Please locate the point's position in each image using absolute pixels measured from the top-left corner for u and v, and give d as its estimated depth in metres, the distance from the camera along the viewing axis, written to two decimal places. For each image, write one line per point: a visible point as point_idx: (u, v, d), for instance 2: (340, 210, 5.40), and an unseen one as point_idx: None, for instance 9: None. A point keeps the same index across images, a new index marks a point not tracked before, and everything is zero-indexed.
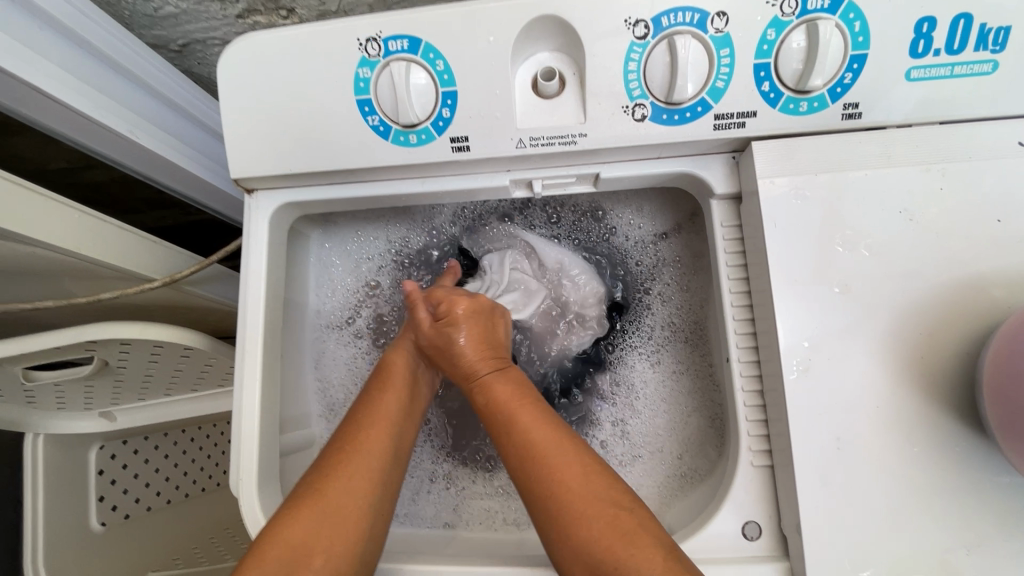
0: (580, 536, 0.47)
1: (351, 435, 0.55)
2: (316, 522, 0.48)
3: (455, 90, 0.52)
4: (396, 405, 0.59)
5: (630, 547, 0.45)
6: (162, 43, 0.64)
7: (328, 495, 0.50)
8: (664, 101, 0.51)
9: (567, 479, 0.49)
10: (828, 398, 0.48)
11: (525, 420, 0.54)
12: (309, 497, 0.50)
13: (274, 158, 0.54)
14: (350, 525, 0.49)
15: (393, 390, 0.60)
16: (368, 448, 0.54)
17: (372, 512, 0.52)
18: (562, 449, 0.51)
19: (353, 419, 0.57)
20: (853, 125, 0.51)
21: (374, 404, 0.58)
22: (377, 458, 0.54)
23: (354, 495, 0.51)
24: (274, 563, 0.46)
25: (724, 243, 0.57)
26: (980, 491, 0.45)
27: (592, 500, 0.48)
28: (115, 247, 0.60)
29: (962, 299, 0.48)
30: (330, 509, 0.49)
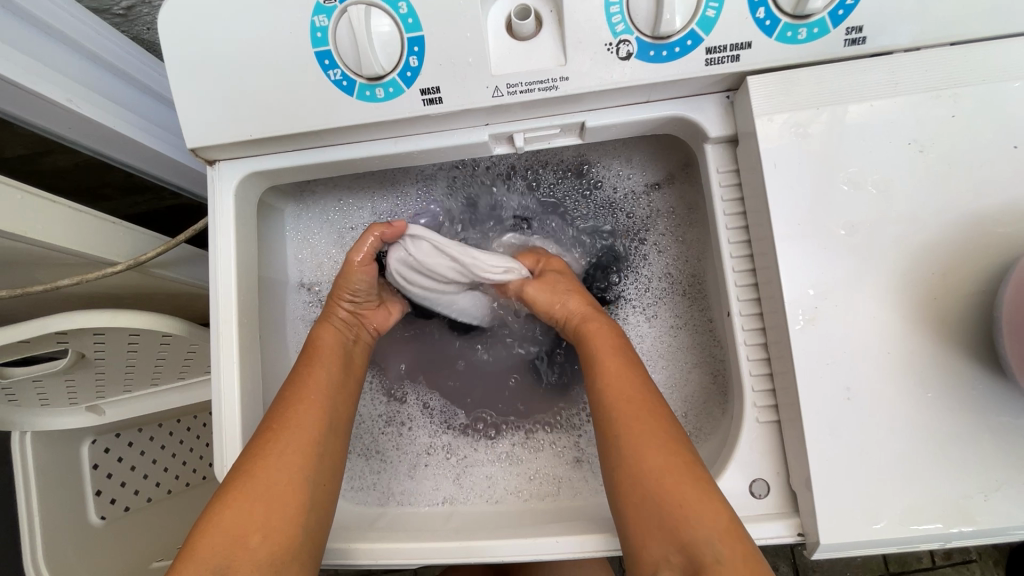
0: (649, 476, 0.48)
1: (285, 412, 0.53)
2: (249, 504, 0.48)
3: (422, 35, 0.47)
4: (328, 382, 0.57)
5: (696, 496, 0.46)
6: (104, 7, 0.59)
7: (261, 477, 0.49)
8: (650, 36, 0.47)
9: (640, 421, 0.51)
10: (837, 348, 0.45)
11: (613, 360, 0.56)
12: (239, 484, 0.49)
13: (233, 123, 0.50)
14: (286, 504, 0.49)
15: (322, 365, 0.58)
16: (298, 425, 0.53)
17: (311, 486, 0.51)
18: (640, 396, 0.53)
19: (281, 396, 0.55)
20: (857, 52, 0.47)
21: (307, 380, 0.56)
22: (309, 434, 0.53)
23: (290, 474, 0.50)
24: (211, 553, 0.46)
25: (721, 190, 0.53)
26: (997, 433, 0.43)
27: (662, 447, 0.49)
28: (73, 229, 0.55)
29: (978, 232, 0.45)
30: (266, 491, 0.49)
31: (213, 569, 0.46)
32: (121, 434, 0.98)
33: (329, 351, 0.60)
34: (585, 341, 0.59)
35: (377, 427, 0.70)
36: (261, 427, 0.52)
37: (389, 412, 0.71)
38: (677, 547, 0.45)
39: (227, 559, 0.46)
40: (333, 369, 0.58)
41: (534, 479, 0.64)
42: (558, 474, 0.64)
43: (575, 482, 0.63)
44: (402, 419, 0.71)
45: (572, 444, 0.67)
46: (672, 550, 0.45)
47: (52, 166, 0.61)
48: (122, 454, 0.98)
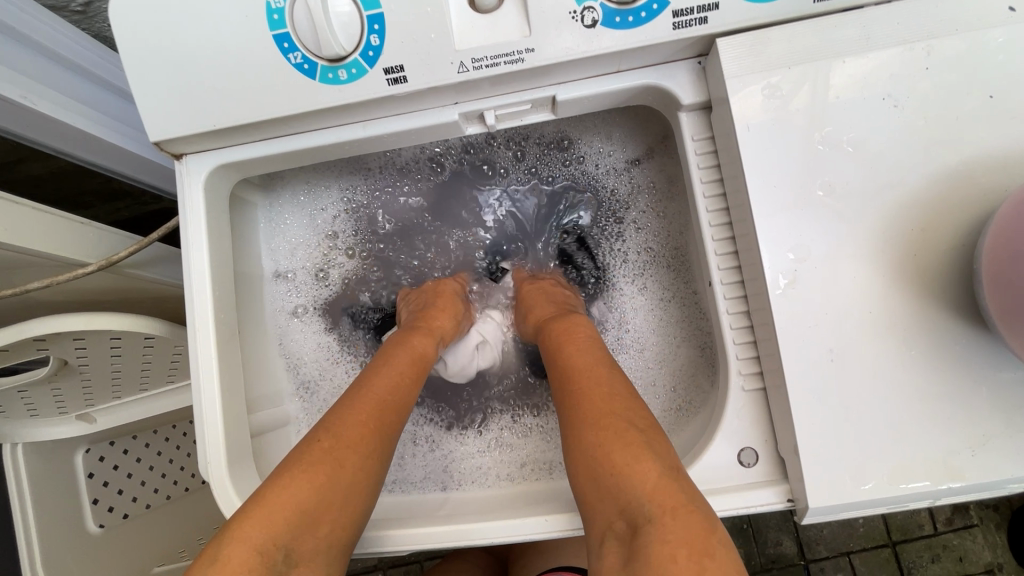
0: (590, 442, 0.45)
1: (372, 406, 0.51)
2: (331, 490, 0.45)
3: (382, 12, 0.46)
4: (409, 384, 0.56)
5: (627, 457, 0.43)
6: (62, 4, 0.55)
7: (348, 462, 0.46)
8: (615, 2, 0.46)
9: (591, 394, 0.50)
10: (817, 310, 0.44)
11: (573, 350, 0.56)
12: (322, 462, 0.45)
13: (196, 115, 0.49)
14: (357, 498, 0.46)
15: (412, 367, 0.58)
16: (387, 423, 0.51)
17: (377, 490, 0.49)
18: (595, 372, 0.52)
19: (363, 386, 0.53)
20: (826, 7, 0.46)
21: (398, 380, 0.55)
22: (387, 435, 0.51)
23: (368, 469, 0.48)
24: (285, 527, 0.41)
25: (697, 158, 0.52)
26: (982, 388, 0.43)
27: (603, 414, 0.47)
28: (42, 230, 0.55)
29: (957, 186, 0.44)
30: (347, 478, 0.46)
31: (279, 545, 0.41)
32: (115, 442, 0.96)
33: (421, 354, 0.60)
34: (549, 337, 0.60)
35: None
36: (348, 411, 0.50)
37: None
38: (618, 516, 0.41)
39: (294, 538, 0.42)
40: (418, 376, 0.58)
41: (527, 463, 0.64)
42: (549, 454, 0.64)
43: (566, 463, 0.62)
44: None
45: (560, 426, 0.68)
46: (614, 517, 0.41)
47: (27, 173, 0.60)
48: (117, 462, 0.96)
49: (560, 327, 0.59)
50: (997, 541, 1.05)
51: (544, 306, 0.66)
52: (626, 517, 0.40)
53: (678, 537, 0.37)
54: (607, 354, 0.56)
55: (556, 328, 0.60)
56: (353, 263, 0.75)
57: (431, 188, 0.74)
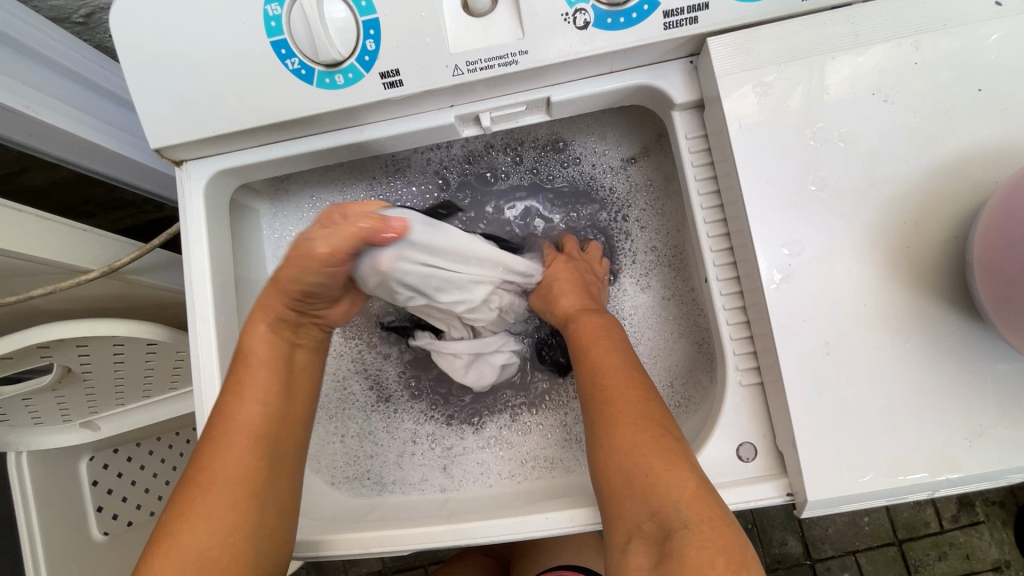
0: (623, 444, 0.47)
1: (219, 454, 0.49)
2: (190, 559, 0.45)
3: (377, 17, 0.47)
4: (264, 408, 0.51)
5: (667, 466, 0.45)
6: (63, 16, 0.57)
7: (188, 544, 0.45)
8: (606, 4, 0.46)
9: (623, 395, 0.51)
10: (812, 304, 0.45)
11: (600, 348, 0.55)
12: (160, 555, 0.45)
13: (196, 122, 0.50)
14: (219, 563, 0.45)
15: (251, 389, 0.51)
16: (224, 473, 0.48)
17: (252, 534, 0.48)
18: (627, 372, 0.53)
19: (208, 433, 0.50)
20: (814, 6, 0.47)
21: (234, 416, 0.50)
22: (238, 478, 0.48)
23: (218, 532, 0.46)
24: None
25: (691, 156, 0.53)
26: (977, 378, 0.43)
27: (638, 418, 0.49)
28: (46, 238, 0.55)
29: (948, 178, 0.44)
30: (193, 556, 0.45)
31: None
32: (119, 450, 0.97)
33: (262, 368, 0.52)
34: (574, 332, 0.58)
35: (365, 410, 0.69)
36: (194, 470, 0.49)
37: (377, 392, 0.70)
38: (648, 517, 0.44)
39: None
40: (265, 395, 0.52)
41: (526, 461, 0.64)
42: (548, 455, 0.64)
43: (568, 460, 0.63)
44: (390, 401, 0.70)
45: (559, 426, 0.66)
46: (644, 518, 0.44)
47: (33, 183, 0.61)
48: (121, 469, 0.96)
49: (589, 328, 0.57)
50: (1004, 539, 1.04)
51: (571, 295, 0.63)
52: (657, 520, 0.43)
53: (713, 545, 0.41)
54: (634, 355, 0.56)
55: (583, 327, 0.58)
56: None
57: (439, 193, 0.73)
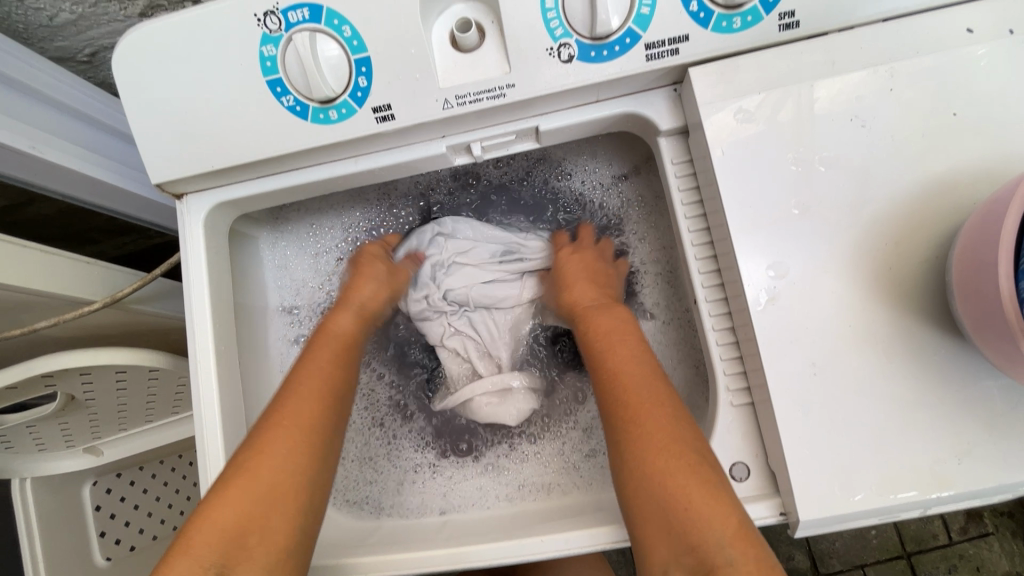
0: (654, 470, 0.46)
1: (291, 406, 0.53)
2: (251, 500, 0.46)
3: (368, 55, 0.48)
4: (335, 373, 0.58)
5: (705, 501, 0.43)
6: (68, 56, 0.62)
7: (260, 470, 0.48)
8: (589, 38, 0.48)
9: (650, 414, 0.49)
10: (799, 325, 0.45)
11: (620, 351, 0.56)
12: (235, 479, 0.47)
13: (195, 157, 0.52)
14: (287, 498, 0.48)
15: (324, 357, 0.59)
16: (302, 421, 0.52)
17: (309, 480, 0.50)
18: (653, 385, 0.52)
19: (286, 388, 0.55)
20: (792, 36, 0.48)
21: (311, 373, 0.56)
22: (310, 429, 0.52)
23: (286, 467, 0.49)
24: (209, 549, 0.44)
25: (677, 180, 0.54)
26: (963, 396, 0.43)
27: (670, 442, 0.47)
28: (49, 271, 0.57)
29: (927, 200, 0.45)
30: (263, 485, 0.47)
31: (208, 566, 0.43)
32: (122, 473, 0.97)
33: (332, 343, 0.61)
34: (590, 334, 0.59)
35: (365, 434, 0.70)
36: (268, 417, 0.52)
37: (374, 421, 0.71)
38: (687, 551, 0.43)
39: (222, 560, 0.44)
40: (335, 363, 0.59)
41: (524, 485, 0.64)
42: (547, 481, 0.64)
43: (565, 484, 0.63)
44: (385, 426, 0.71)
45: (558, 453, 0.67)
46: (681, 552, 0.43)
47: (39, 215, 0.63)
48: (124, 494, 0.97)
49: (599, 326, 0.59)
50: (1014, 550, 1.03)
51: (580, 286, 0.64)
52: (696, 554, 0.42)
53: None
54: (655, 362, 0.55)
55: (595, 327, 0.59)
56: None
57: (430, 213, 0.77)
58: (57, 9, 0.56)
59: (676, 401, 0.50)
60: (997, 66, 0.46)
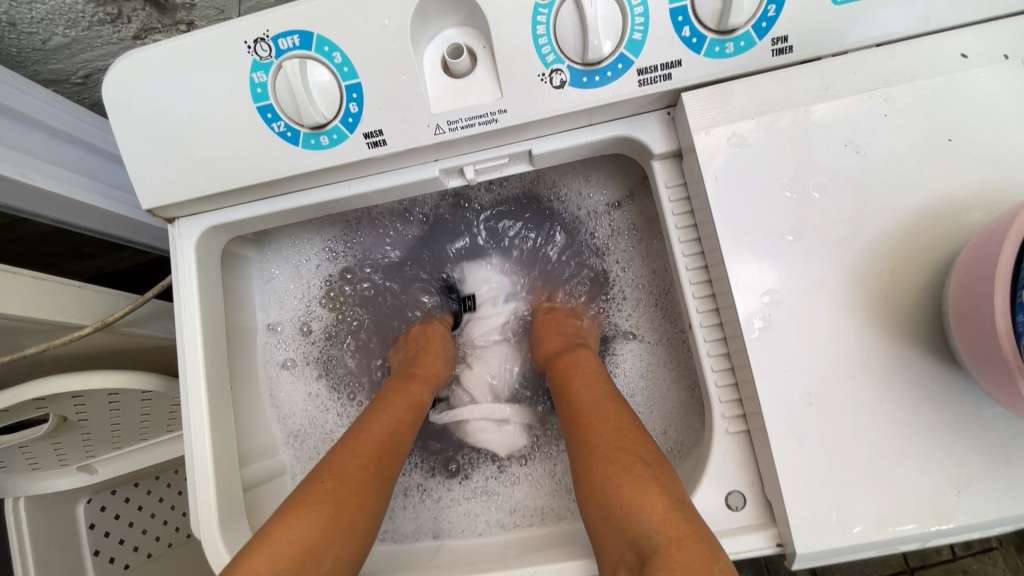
0: (596, 476, 0.48)
1: (376, 446, 0.55)
2: (333, 527, 0.47)
3: (359, 81, 0.48)
4: (408, 426, 0.60)
5: (636, 491, 0.45)
6: (63, 77, 0.63)
7: (348, 502, 0.49)
8: (581, 64, 0.48)
9: (593, 425, 0.53)
10: (794, 353, 0.45)
11: (580, 381, 0.60)
12: (326, 505, 0.48)
13: (186, 183, 0.51)
14: (359, 535, 0.49)
15: (402, 409, 0.61)
16: (387, 468, 0.54)
17: (374, 530, 0.51)
18: (601, 402, 0.55)
19: (368, 427, 0.57)
20: (785, 60, 0.48)
21: (391, 421, 0.59)
22: (388, 475, 0.54)
23: (366, 511, 0.50)
24: (291, 561, 0.43)
25: (671, 204, 0.54)
26: (962, 426, 0.43)
27: (609, 446, 0.50)
28: (38, 297, 0.56)
29: (923, 227, 0.45)
30: (348, 518, 0.48)
31: None
32: (117, 491, 0.96)
33: (409, 396, 0.63)
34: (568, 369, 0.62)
35: None
36: (353, 448, 0.54)
37: None
38: (627, 547, 0.42)
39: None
40: (409, 417, 0.61)
41: (515, 509, 0.64)
42: (538, 505, 0.63)
43: (559, 509, 0.62)
44: None
45: (547, 475, 0.66)
46: (624, 549, 0.43)
47: (31, 237, 0.63)
48: (119, 512, 0.96)
49: (565, 363, 0.63)
50: (1017, 565, 1.01)
51: (553, 339, 0.69)
52: (635, 549, 0.42)
53: (683, 565, 0.39)
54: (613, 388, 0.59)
55: (563, 360, 0.63)
56: (342, 318, 0.75)
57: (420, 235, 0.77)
58: (50, 34, 0.57)
59: (625, 416, 0.53)
60: (991, 92, 0.45)
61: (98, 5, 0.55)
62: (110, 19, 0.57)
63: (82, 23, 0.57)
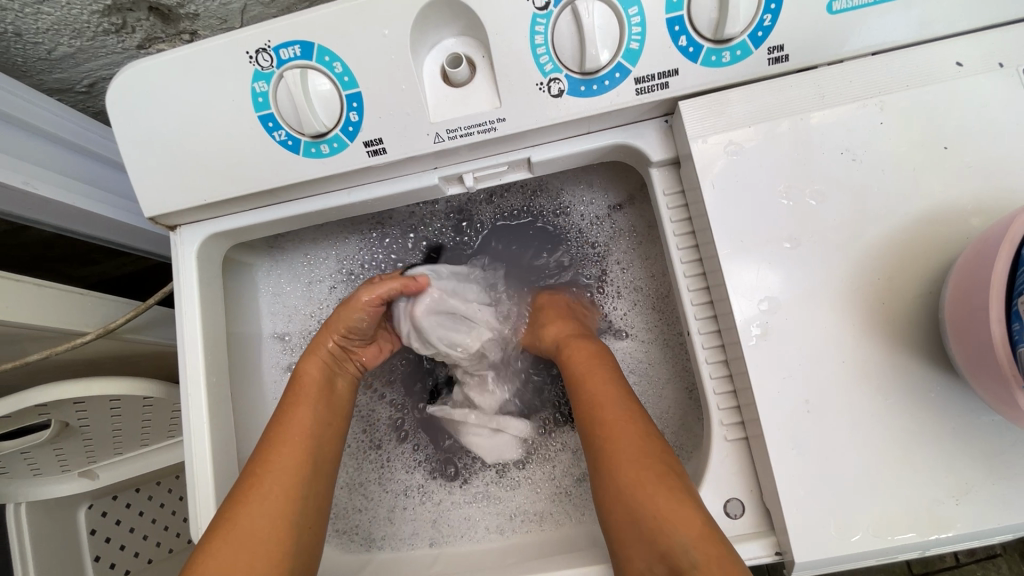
0: (624, 484, 0.49)
1: (273, 452, 0.54)
2: (234, 551, 0.48)
3: (359, 91, 0.49)
4: (319, 416, 0.58)
5: (668, 506, 0.46)
6: (68, 86, 0.64)
7: (240, 519, 0.49)
8: (579, 73, 0.48)
9: (619, 432, 0.53)
10: (791, 360, 0.45)
11: (595, 380, 0.58)
12: (221, 531, 0.49)
13: (187, 191, 0.52)
14: (273, 544, 0.49)
15: (307, 401, 0.58)
16: (279, 467, 0.53)
17: (298, 529, 0.52)
18: (622, 408, 0.55)
19: (268, 435, 0.56)
20: (781, 69, 0.48)
21: (292, 419, 0.57)
22: (290, 474, 0.53)
23: (273, 519, 0.50)
24: None
25: (669, 212, 0.54)
26: (961, 434, 0.43)
27: (636, 455, 0.50)
28: (41, 304, 0.57)
29: (920, 234, 0.45)
30: (248, 535, 0.49)
31: None
32: (118, 496, 0.97)
33: (314, 386, 0.60)
34: (568, 362, 0.62)
35: (359, 456, 0.70)
36: (249, 467, 0.53)
37: (374, 440, 0.71)
38: (658, 559, 0.45)
39: None
40: (317, 406, 0.59)
41: (515, 515, 0.63)
42: (538, 509, 0.63)
43: (558, 514, 0.62)
44: (381, 447, 0.71)
45: (549, 480, 0.66)
46: (654, 561, 0.45)
47: (34, 244, 0.64)
48: (119, 517, 0.96)
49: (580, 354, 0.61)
50: None
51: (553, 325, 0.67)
52: (667, 563, 0.44)
53: None
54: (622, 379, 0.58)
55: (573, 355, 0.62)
56: None
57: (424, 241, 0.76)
58: (55, 44, 0.58)
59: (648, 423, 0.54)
60: (987, 100, 0.46)
61: (103, 15, 0.56)
62: (115, 29, 0.58)
63: (88, 33, 0.57)
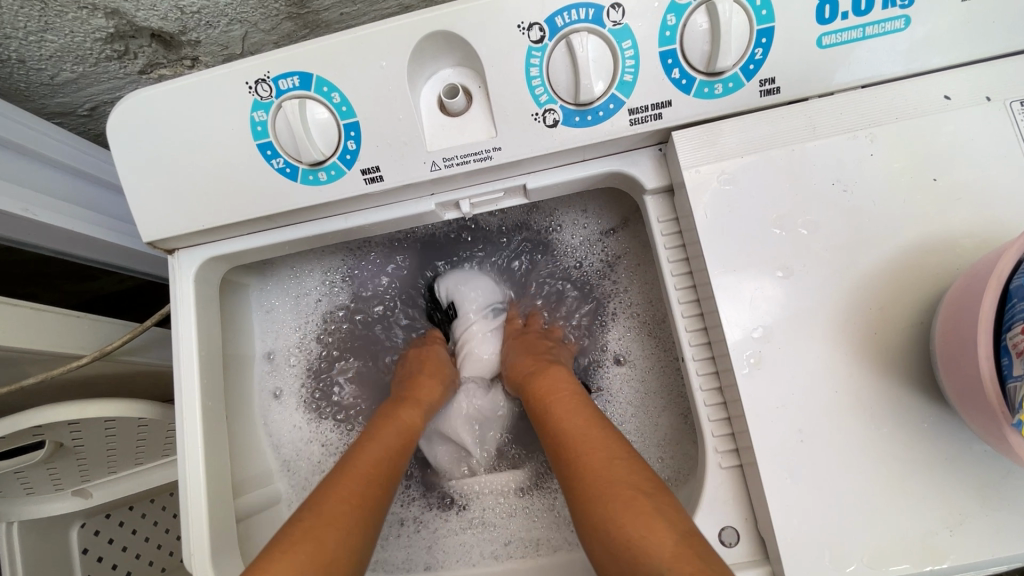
0: (602, 514, 0.47)
1: (358, 477, 0.55)
2: (312, 562, 0.46)
3: (357, 120, 0.49)
4: (398, 454, 0.61)
5: (645, 527, 0.44)
6: (69, 109, 0.65)
7: (326, 533, 0.49)
8: (573, 103, 0.49)
9: (589, 461, 0.51)
10: (785, 389, 0.45)
11: (565, 412, 0.58)
12: (305, 539, 0.47)
13: (186, 217, 0.52)
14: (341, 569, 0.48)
15: (394, 436, 0.62)
16: (365, 497, 0.54)
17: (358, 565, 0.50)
18: (588, 435, 0.54)
19: (354, 457, 0.57)
20: (773, 100, 0.49)
21: (376, 451, 0.58)
22: (370, 503, 0.54)
23: (346, 545, 0.49)
24: None
25: (663, 239, 0.55)
26: (953, 464, 0.43)
27: (610, 480, 0.49)
28: (36, 328, 0.57)
29: (910, 264, 0.45)
30: (329, 553, 0.48)
31: None
32: (111, 514, 0.96)
33: (402, 427, 0.63)
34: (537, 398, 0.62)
35: None
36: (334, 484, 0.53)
37: None
38: None
39: None
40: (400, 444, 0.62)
41: (511, 541, 0.63)
42: (534, 536, 0.63)
43: (555, 539, 0.62)
44: None
45: (547, 509, 0.65)
46: None
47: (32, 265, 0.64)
48: (112, 535, 0.95)
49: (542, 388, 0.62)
50: None
51: (525, 360, 0.68)
52: None
53: None
54: (596, 416, 0.58)
55: (539, 388, 0.62)
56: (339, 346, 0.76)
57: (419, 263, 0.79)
58: (58, 70, 0.58)
59: (618, 444, 0.53)
60: (974, 132, 0.46)
61: (106, 42, 0.56)
62: (118, 55, 0.59)
63: (90, 60, 0.58)
